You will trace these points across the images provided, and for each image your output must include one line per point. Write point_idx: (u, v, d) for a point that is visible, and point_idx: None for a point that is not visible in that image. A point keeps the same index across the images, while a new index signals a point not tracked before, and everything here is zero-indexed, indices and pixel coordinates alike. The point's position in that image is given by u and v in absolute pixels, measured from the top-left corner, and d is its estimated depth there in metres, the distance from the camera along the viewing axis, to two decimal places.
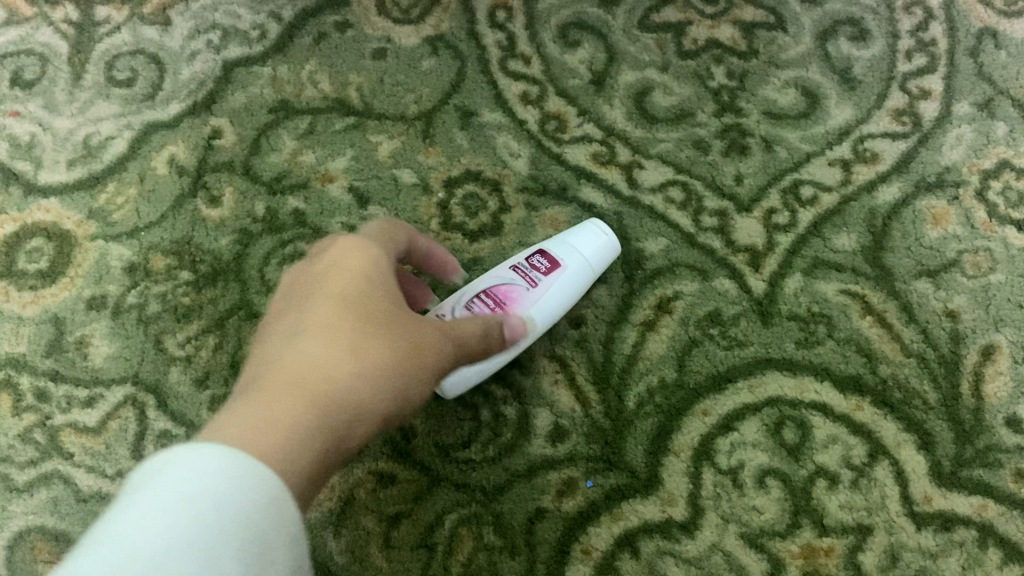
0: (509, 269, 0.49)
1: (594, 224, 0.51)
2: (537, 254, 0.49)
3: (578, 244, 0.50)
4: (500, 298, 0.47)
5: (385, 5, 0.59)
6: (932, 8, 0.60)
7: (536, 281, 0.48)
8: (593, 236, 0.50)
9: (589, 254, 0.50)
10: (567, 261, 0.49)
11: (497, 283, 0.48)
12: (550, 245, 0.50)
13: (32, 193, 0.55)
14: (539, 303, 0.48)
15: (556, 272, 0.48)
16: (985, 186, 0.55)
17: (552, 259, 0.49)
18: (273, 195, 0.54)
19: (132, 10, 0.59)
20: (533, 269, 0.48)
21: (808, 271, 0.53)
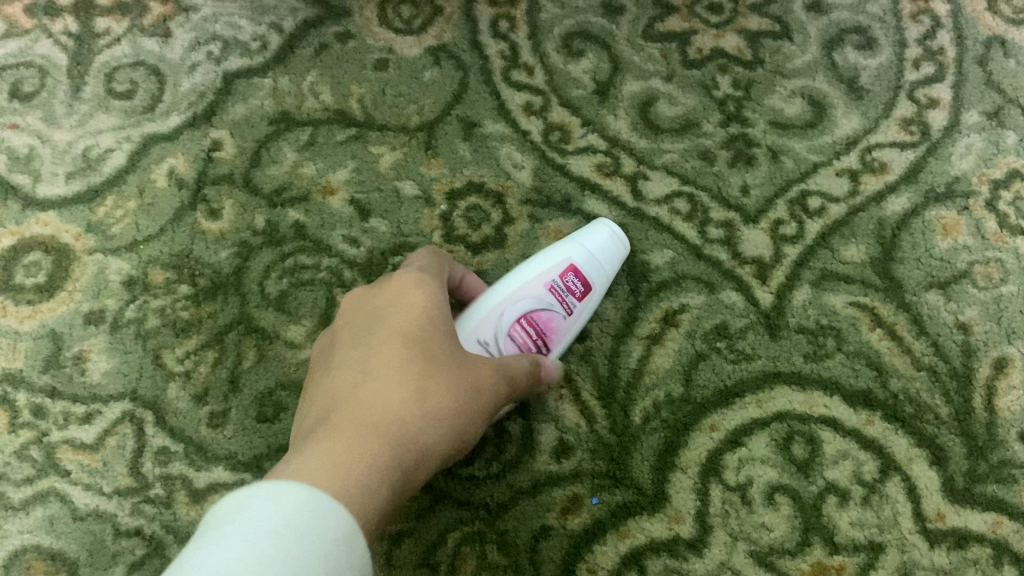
0: (545, 290, 0.47)
1: (611, 234, 0.51)
2: (570, 275, 0.48)
3: (604, 262, 0.50)
4: (540, 327, 0.47)
5: (386, 16, 0.58)
6: (939, 17, 0.60)
7: (572, 309, 0.48)
8: (615, 250, 0.51)
9: (610, 270, 0.50)
10: (598, 284, 0.49)
11: (538, 312, 0.47)
12: (578, 259, 0.49)
13: (30, 206, 0.54)
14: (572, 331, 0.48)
15: (589, 299, 0.49)
16: (996, 197, 0.54)
17: (585, 281, 0.49)
18: (274, 208, 0.53)
19: (131, 22, 0.59)
20: (569, 293, 0.48)
21: (816, 283, 0.52)
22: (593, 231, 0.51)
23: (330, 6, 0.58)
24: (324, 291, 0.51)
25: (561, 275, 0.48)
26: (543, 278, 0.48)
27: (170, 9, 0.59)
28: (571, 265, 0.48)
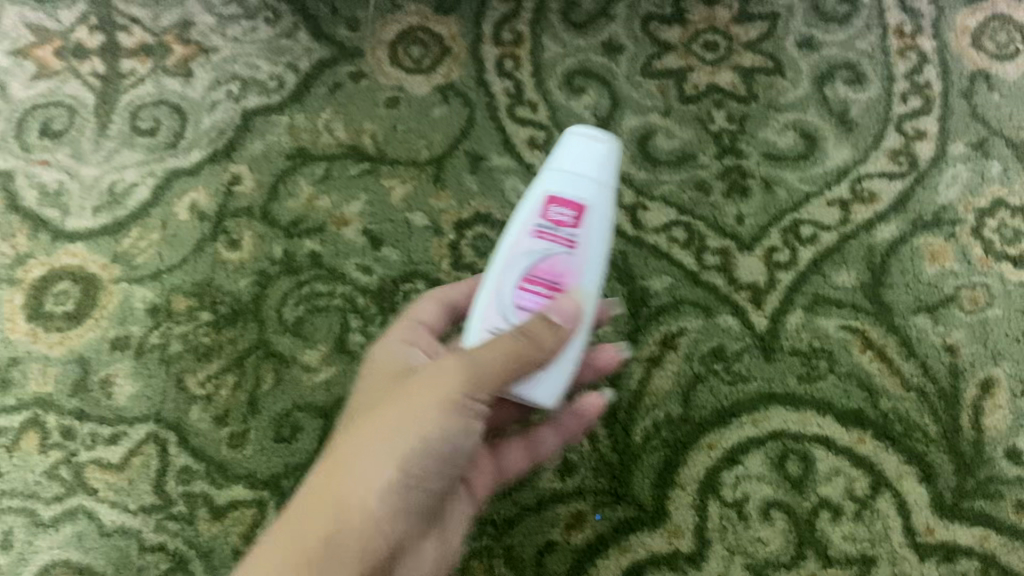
0: (533, 240, 0.41)
1: (581, 134, 0.42)
2: (549, 204, 0.41)
3: (587, 172, 0.41)
4: (549, 278, 0.40)
5: (397, 56, 0.61)
6: (927, 52, 0.62)
7: (572, 242, 0.40)
8: (594, 147, 0.41)
9: (607, 180, 0.42)
10: (588, 198, 0.41)
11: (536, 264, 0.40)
12: (551, 183, 0.41)
13: (59, 238, 0.57)
14: (590, 265, 0.41)
15: (589, 223, 0.41)
16: (981, 224, 0.57)
17: (572, 203, 0.41)
18: (291, 238, 0.56)
19: (154, 62, 0.62)
20: (560, 228, 0.41)
21: (809, 308, 0.54)
22: (558, 151, 0.42)
23: (343, 47, 0.61)
24: (338, 317, 0.54)
25: (540, 212, 0.41)
26: (524, 227, 0.41)
27: (191, 50, 0.62)
28: (546, 195, 0.41)
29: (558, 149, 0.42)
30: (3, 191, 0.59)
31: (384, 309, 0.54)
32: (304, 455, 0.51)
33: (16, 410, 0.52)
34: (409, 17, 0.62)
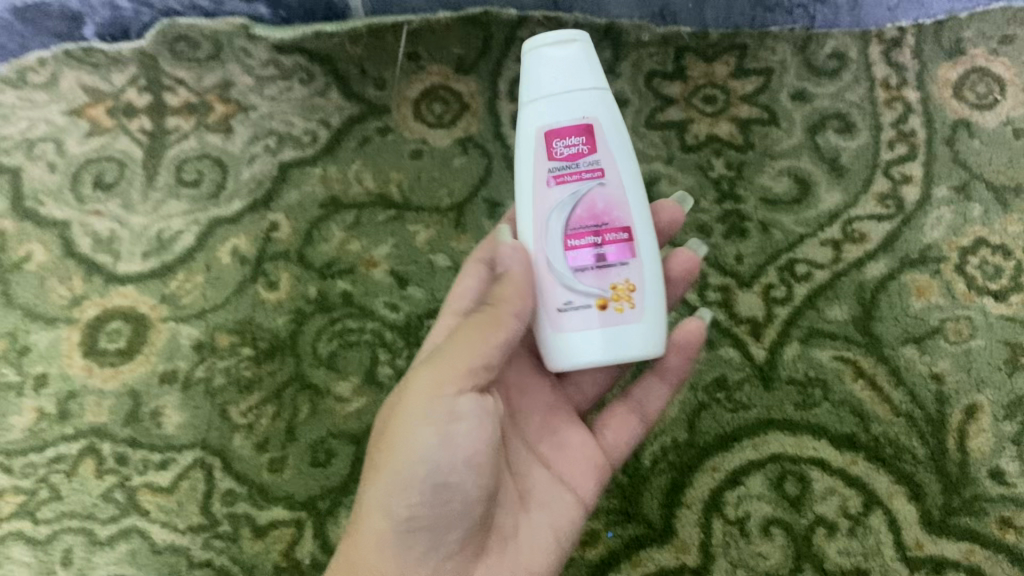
0: (556, 188, 0.43)
1: (547, 49, 0.43)
2: (552, 140, 0.43)
3: (574, 89, 0.43)
4: (598, 216, 0.43)
5: (421, 112, 0.66)
6: (912, 103, 0.67)
7: (598, 171, 0.43)
8: (569, 56, 0.43)
9: (597, 81, 0.44)
10: (586, 114, 0.43)
11: (574, 211, 0.43)
12: (547, 118, 0.43)
13: (111, 281, 0.62)
14: (622, 178, 0.44)
15: (598, 138, 0.43)
16: (964, 262, 0.61)
17: (576, 129, 0.43)
18: (324, 279, 0.61)
19: (198, 119, 0.67)
20: (580, 162, 0.43)
21: (804, 340, 0.58)
22: (536, 78, 0.44)
23: (371, 105, 0.67)
24: (368, 351, 0.59)
25: (548, 154, 0.43)
26: (540, 177, 0.44)
27: (231, 107, 0.67)
28: (545, 134, 0.43)
29: (534, 76, 0.44)
30: (59, 239, 0.64)
31: (410, 344, 0.59)
32: (338, 479, 0.55)
33: (75, 438, 0.58)
34: (431, 77, 0.68)
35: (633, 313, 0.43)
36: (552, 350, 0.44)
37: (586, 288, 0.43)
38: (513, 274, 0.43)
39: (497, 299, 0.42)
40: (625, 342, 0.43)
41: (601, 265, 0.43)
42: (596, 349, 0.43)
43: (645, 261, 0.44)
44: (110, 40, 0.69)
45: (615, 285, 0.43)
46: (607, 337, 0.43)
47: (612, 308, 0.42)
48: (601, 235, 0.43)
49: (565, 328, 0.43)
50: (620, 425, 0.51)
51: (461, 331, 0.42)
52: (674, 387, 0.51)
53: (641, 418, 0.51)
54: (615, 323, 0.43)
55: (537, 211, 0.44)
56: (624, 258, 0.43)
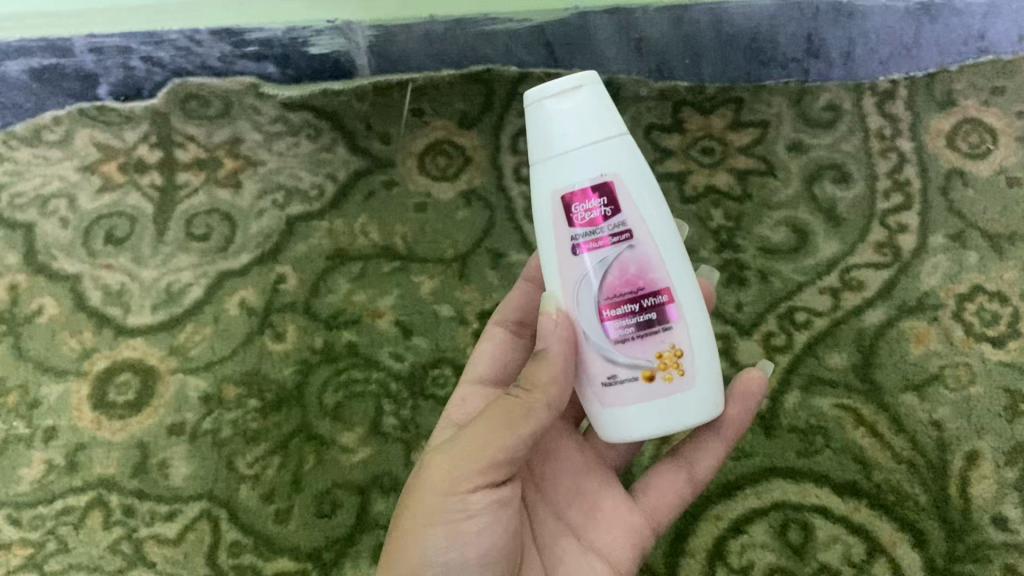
0: (583, 255, 0.41)
1: (549, 103, 0.40)
2: (570, 204, 0.41)
3: (584, 143, 0.40)
4: (631, 282, 0.41)
5: (425, 166, 0.68)
6: (906, 153, 0.68)
7: (624, 232, 0.41)
8: (575, 107, 0.40)
9: (611, 128, 0.41)
10: (604, 171, 0.40)
11: (604, 280, 0.41)
12: (562, 178, 0.41)
13: (120, 333, 0.63)
14: (652, 234, 0.41)
15: (619, 196, 0.41)
16: (962, 308, 0.62)
17: (594, 190, 0.41)
18: (330, 330, 0.62)
19: (207, 175, 0.69)
20: (603, 225, 0.41)
21: (805, 388, 0.59)
22: (543, 135, 0.41)
23: (377, 159, 0.68)
24: (373, 401, 0.59)
25: (569, 220, 0.41)
26: (564, 245, 0.42)
27: (240, 163, 0.69)
28: (562, 198, 0.41)
29: (541, 134, 0.41)
30: (70, 292, 0.65)
31: (414, 394, 0.59)
32: (343, 529, 0.56)
33: (83, 490, 0.58)
34: (434, 131, 0.69)
35: (682, 381, 0.41)
36: (603, 423, 0.43)
37: (629, 361, 0.41)
38: (552, 356, 0.42)
39: (533, 384, 0.42)
40: (677, 413, 0.41)
41: (642, 334, 0.41)
42: (648, 424, 0.41)
43: (689, 320, 0.42)
44: (124, 98, 0.70)
45: (661, 353, 0.41)
46: (658, 410, 0.41)
47: (660, 379, 0.41)
48: (637, 302, 0.41)
49: (614, 404, 0.42)
50: (664, 486, 0.50)
51: (482, 419, 0.42)
52: (730, 444, 0.50)
53: (691, 478, 0.50)
54: (666, 395, 0.41)
55: (567, 281, 0.42)
56: (666, 323, 0.41)
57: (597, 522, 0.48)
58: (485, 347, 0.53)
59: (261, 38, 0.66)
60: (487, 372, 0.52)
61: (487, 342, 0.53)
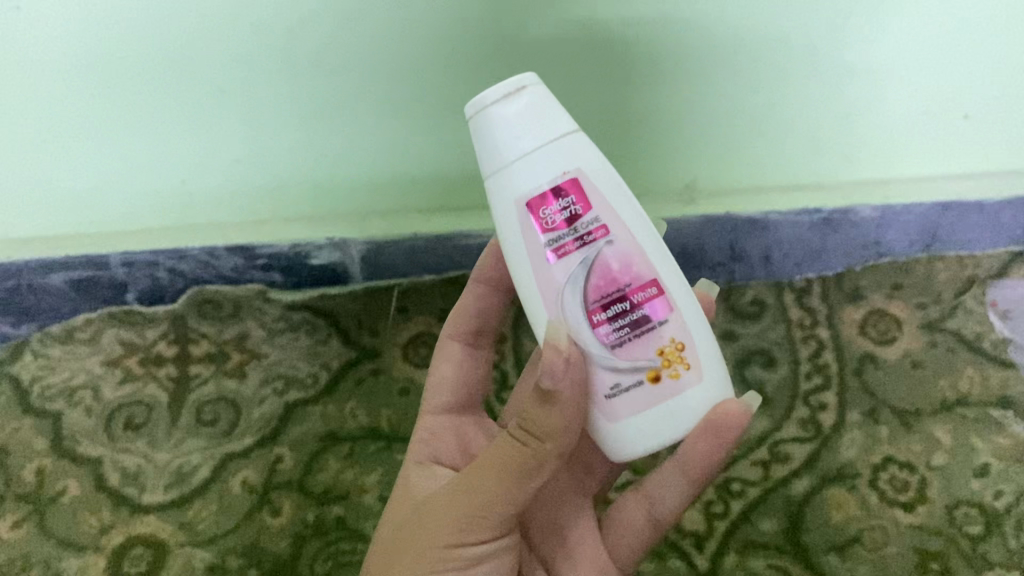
0: (561, 260, 0.48)
1: (496, 112, 0.46)
2: (538, 209, 0.47)
3: (540, 146, 0.46)
4: (615, 284, 0.47)
5: (408, 355, 0.78)
6: (824, 339, 0.79)
7: (597, 234, 0.47)
8: (526, 111, 0.46)
9: (563, 128, 0.47)
10: (569, 172, 0.47)
11: (592, 283, 0.47)
12: (527, 181, 0.46)
13: (136, 511, 0.72)
14: (627, 234, 0.48)
15: (588, 194, 0.47)
16: (876, 476, 0.71)
17: (560, 192, 0.47)
18: (322, 505, 0.71)
19: (216, 367, 0.79)
20: (575, 227, 0.47)
21: (740, 551, 0.68)
22: (496, 145, 0.46)
23: (366, 350, 0.79)
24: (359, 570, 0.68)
25: (542, 227, 0.47)
26: (540, 252, 0.48)
27: (246, 356, 0.79)
28: (525, 205, 0.47)
29: (493, 138, 0.46)
30: (92, 475, 0.73)
31: None
32: None
33: None
34: (416, 325, 0.80)
35: (688, 375, 0.48)
36: (613, 431, 0.49)
37: (633, 364, 0.47)
38: (560, 398, 0.46)
39: (541, 429, 0.46)
40: (686, 404, 0.48)
41: (640, 333, 0.47)
42: (662, 425, 0.48)
43: (682, 310, 0.49)
44: (148, 303, 0.81)
45: (663, 351, 0.48)
46: (670, 406, 0.48)
47: (666, 377, 0.48)
48: (630, 300, 0.47)
49: (625, 412, 0.48)
50: (625, 529, 0.56)
51: (489, 472, 0.47)
52: (692, 481, 0.54)
53: (651, 519, 0.56)
54: (672, 390, 0.48)
55: (549, 287, 0.48)
56: (662, 318, 0.48)
57: (569, 558, 0.55)
58: (447, 367, 0.63)
59: (269, 252, 0.77)
60: (451, 396, 0.62)
61: (446, 361, 0.63)
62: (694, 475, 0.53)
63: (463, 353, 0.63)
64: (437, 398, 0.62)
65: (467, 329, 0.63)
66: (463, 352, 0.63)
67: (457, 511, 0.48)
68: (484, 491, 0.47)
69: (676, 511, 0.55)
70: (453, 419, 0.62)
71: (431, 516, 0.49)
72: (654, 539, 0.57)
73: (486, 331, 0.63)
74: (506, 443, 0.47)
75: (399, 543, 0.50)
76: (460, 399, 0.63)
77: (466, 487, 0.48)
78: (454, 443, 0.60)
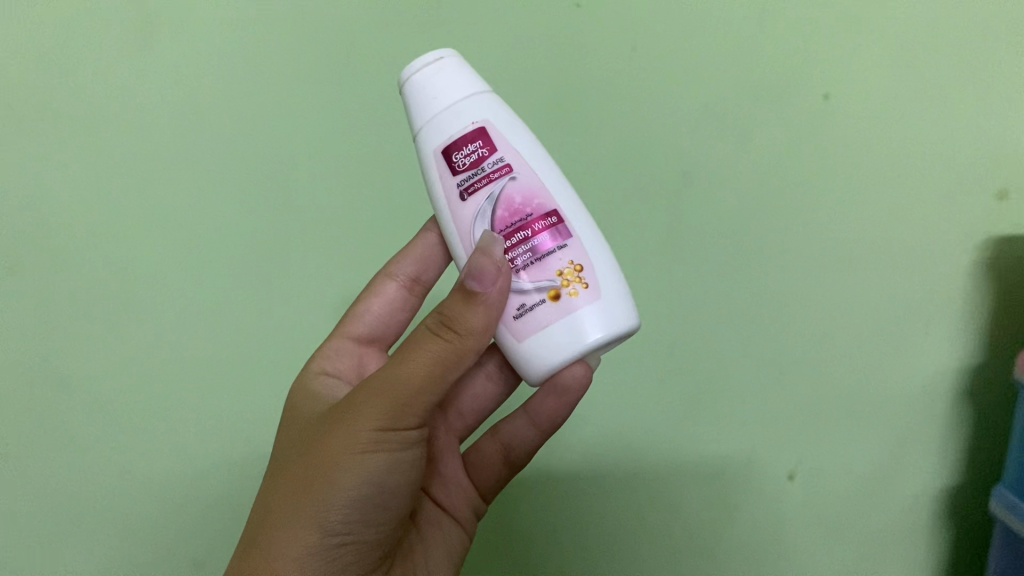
0: (472, 199, 0.41)
1: (419, 77, 0.41)
2: (450, 156, 0.41)
3: (451, 104, 0.40)
4: (517, 211, 0.40)
5: None
6: None
7: (504, 171, 0.41)
8: (437, 73, 0.41)
9: (470, 90, 0.41)
10: (475, 120, 0.40)
11: (494, 215, 0.41)
12: (427, 124, 0.41)
13: None
14: (532, 167, 0.41)
15: (495, 136, 0.41)
16: None
17: (471, 137, 0.40)
18: None
19: None
20: (473, 157, 0.40)
21: None
22: (413, 100, 0.41)
23: None
24: None
25: (451, 170, 0.41)
26: (452, 194, 0.41)
27: None
28: (440, 152, 0.41)
29: (413, 99, 0.41)
30: None
31: None
32: None
33: None
34: None
35: (591, 296, 0.40)
36: (527, 345, 0.40)
37: (533, 285, 0.40)
38: (489, 301, 0.39)
39: (461, 330, 0.39)
40: (589, 326, 0.39)
41: (541, 257, 0.40)
42: (561, 344, 0.39)
43: (587, 241, 0.41)
44: None
45: (561, 271, 0.40)
46: (567, 332, 0.39)
47: (565, 296, 0.39)
48: (529, 230, 0.40)
49: (532, 333, 0.40)
50: (484, 464, 0.49)
51: (418, 368, 0.39)
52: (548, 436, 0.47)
53: (508, 459, 0.49)
54: (570, 314, 0.39)
55: (463, 230, 0.42)
56: (563, 241, 0.40)
57: None
58: (375, 305, 0.50)
59: None
60: (370, 329, 0.51)
61: (377, 296, 0.50)
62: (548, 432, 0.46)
63: (396, 296, 0.51)
64: (359, 325, 0.51)
65: (408, 273, 0.50)
66: (400, 296, 0.50)
67: (353, 440, 0.40)
68: (397, 411, 0.39)
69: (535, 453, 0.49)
70: (362, 347, 0.50)
71: (348, 415, 0.40)
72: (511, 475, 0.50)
73: (429, 280, 0.50)
74: (433, 343, 0.39)
75: (287, 464, 0.42)
76: (384, 330, 0.51)
77: (378, 383, 0.40)
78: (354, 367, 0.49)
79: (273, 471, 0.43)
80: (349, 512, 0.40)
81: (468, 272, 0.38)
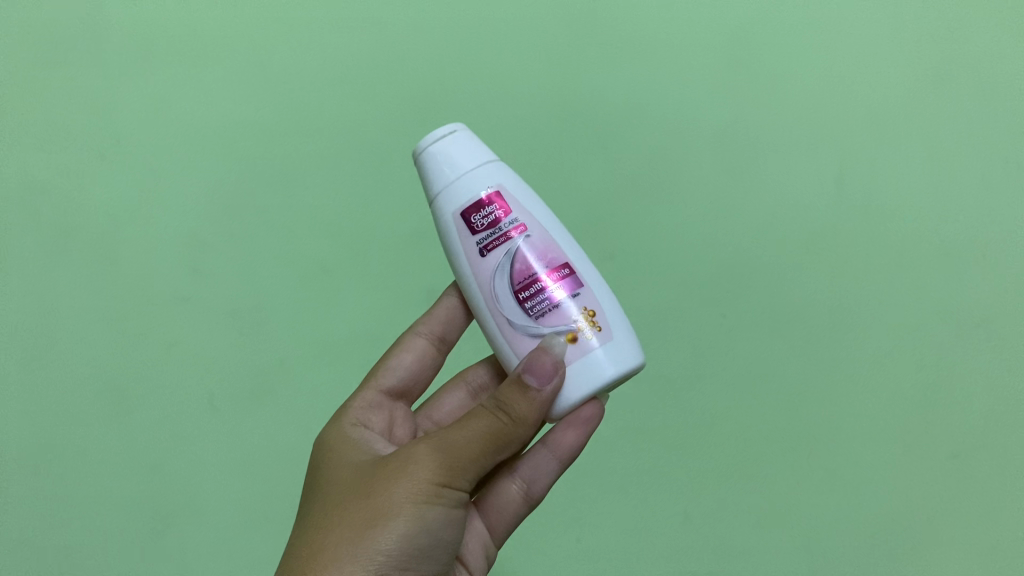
0: (491, 254, 0.49)
1: (435, 146, 0.50)
2: (471, 216, 0.49)
3: (467, 171, 0.50)
4: (534, 263, 0.49)
5: None
6: None
7: (519, 229, 0.49)
8: (452, 148, 0.50)
9: (481, 159, 0.50)
10: (489, 185, 0.50)
11: (513, 268, 0.49)
12: (445, 194, 0.50)
13: None
14: (543, 227, 0.50)
15: (508, 199, 0.50)
16: None
17: (488, 200, 0.49)
18: None
19: None
20: (490, 218, 0.49)
21: None
22: (432, 173, 0.50)
23: None
24: None
25: (472, 229, 0.49)
26: (473, 250, 0.50)
27: None
28: (461, 214, 0.50)
29: (430, 170, 0.51)
30: None
31: None
32: None
33: None
34: None
35: (602, 337, 0.47)
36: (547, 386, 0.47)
37: (553, 330, 0.47)
38: (542, 396, 0.45)
39: (515, 417, 0.44)
40: (602, 363, 0.46)
41: (556, 303, 0.48)
42: (578, 382, 0.46)
43: (594, 289, 0.49)
44: None
45: (577, 317, 0.47)
46: (587, 365, 0.46)
47: (581, 338, 0.46)
48: (547, 279, 0.48)
49: None
50: (505, 503, 0.53)
51: (479, 442, 0.43)
52: (563, 464, 0.53)
53: (526, 496, 0.54)
54: (588, 350, 0.46)
55: (483, 282, 0.50)
56: (575, 291, 0.48)
57: None
58: (403, 360, 0.56)
59: None
60: (399, 383, 0.56)
61: (407, 352, 0.57)
62: (562, 458, 0.52)
63: (423, 353, 0.57)
64: (389, 377, 0.56)
65: (434, 332, 0.57)
66: (427, 352, 0.57)
67: (415, 491, 0.42)
68: (458, 468, 0.43)
69: (551, 488, 0.54)
70: (389, 400, 0.55)
71: (406, 467, 0.43)
72: (525, 513, 0.54)
73: (451, 338, 0.58)
74: (490, 423, 0.44)
75: (338, 506, 0.44)
76: (409, 388, 0.57)
77: (436, 445, 0.43)
78: (383, 420, 0.54)
79: (320, 515, 0.44)
80: (405, 554, 0.41)
81: (526, 367, 0.45)
